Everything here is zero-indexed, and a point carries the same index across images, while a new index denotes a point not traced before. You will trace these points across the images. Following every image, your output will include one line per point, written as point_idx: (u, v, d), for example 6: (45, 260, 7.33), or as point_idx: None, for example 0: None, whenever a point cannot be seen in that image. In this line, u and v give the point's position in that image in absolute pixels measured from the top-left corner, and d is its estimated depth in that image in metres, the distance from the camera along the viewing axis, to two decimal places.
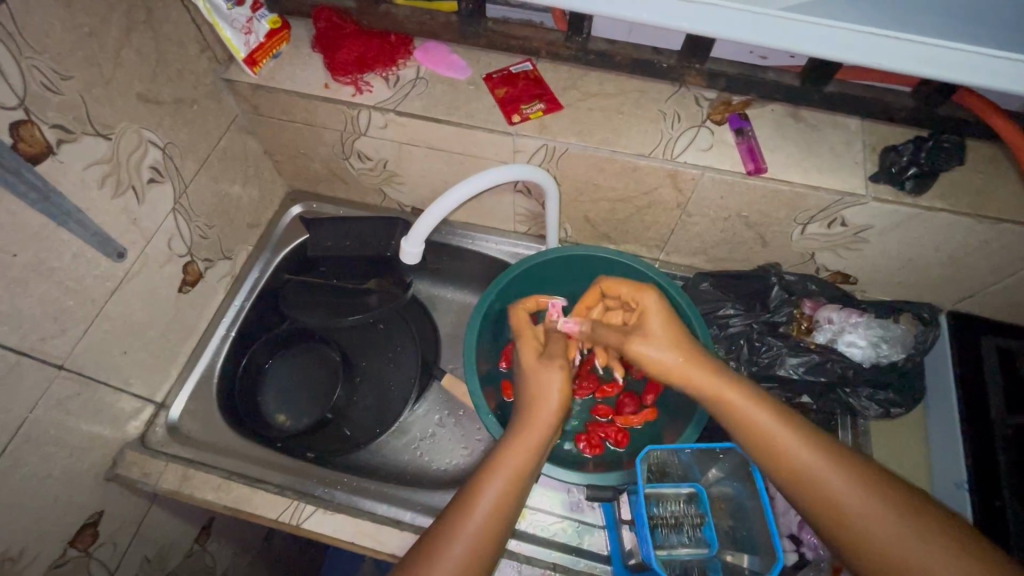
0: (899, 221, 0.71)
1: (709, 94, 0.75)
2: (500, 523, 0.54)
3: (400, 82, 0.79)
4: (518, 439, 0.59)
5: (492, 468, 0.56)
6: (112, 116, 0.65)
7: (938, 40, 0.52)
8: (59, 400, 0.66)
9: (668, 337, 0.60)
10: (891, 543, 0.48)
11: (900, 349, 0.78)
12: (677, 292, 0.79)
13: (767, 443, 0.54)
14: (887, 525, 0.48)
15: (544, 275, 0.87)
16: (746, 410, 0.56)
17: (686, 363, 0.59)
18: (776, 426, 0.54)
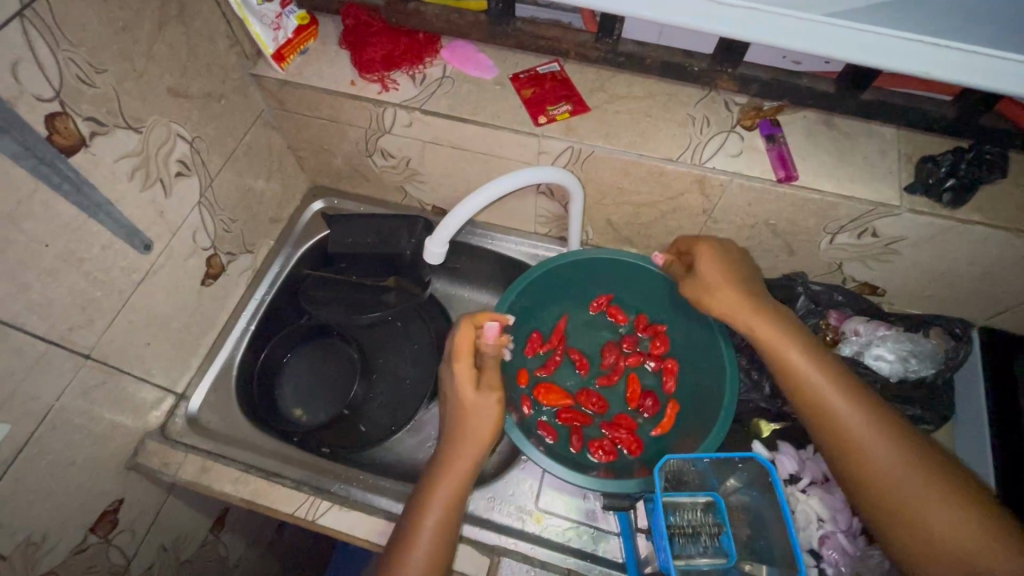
0: (933, 233, 0.69)
1: (739, 98, 0.74)
2: (448, 532, 0.62)
3: (427, 80, 0.79)
4: (452, 457, 0.65)
5: (434, 489, 0.64)
6: (142, 109, 0.65)
7: (991, 49, 0.50)
8: (85, 389, 0.67)
9: (739, 303, 0.65)
10: (915, 499, 0.57)
11: (930, 364, 0.76)
12: None
13: (814, 400, 0.62)
14: (917, 487, 0.57)
15: (563, 280, 0.87)
16: (797, 365, 0.63)
17: (757, 325, 0.64)
18: (834, 392, 0.61)
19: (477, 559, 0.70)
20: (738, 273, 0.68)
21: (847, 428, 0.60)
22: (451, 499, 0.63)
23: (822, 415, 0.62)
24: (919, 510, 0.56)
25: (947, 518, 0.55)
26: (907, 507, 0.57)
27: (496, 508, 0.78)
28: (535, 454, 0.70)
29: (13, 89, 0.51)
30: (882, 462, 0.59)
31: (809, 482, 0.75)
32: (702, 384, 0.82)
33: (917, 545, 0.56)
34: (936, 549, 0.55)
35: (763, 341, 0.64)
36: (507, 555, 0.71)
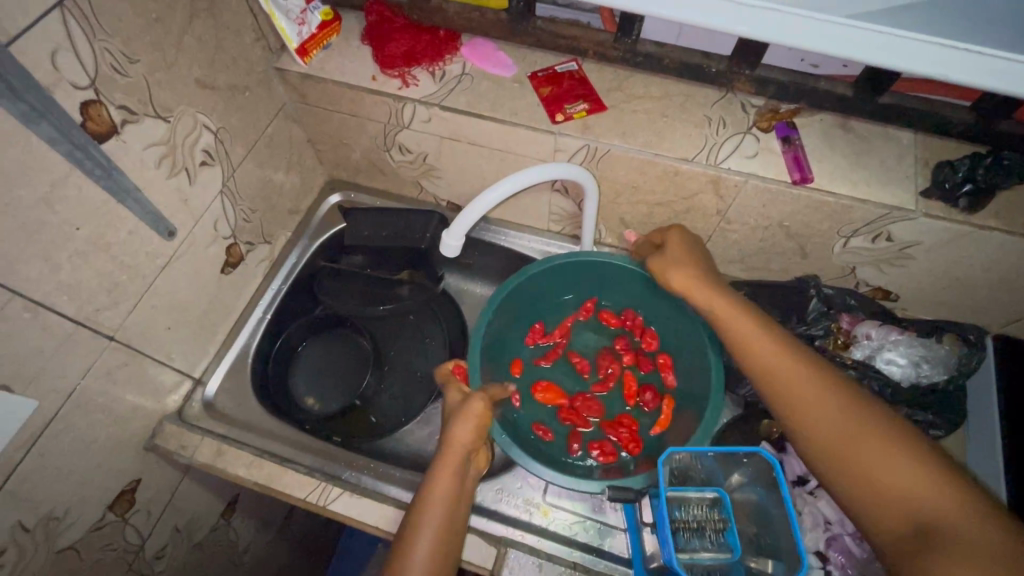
0: (948, 239, 0.69)
1: (756, 100, 0.74)
2: (440, 556, 0.61)
3: (446, 77, 0.80)
4: (439, 478, 0.65)
5: (423, 515, 0.63)
6: (171, 99, 0.67)
7: (1013, 54, 0.50)
8: (108, 369, 0.69)
9: (693, 278, 0.70)
10: (865, 455, 0.54)
11: (942, 370, 0.77)
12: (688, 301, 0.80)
13: (762, 362, 0.63)
14: (878, 447, 0.54)
15: (556, 279, 0.88)
16: (747, 329, 0.65)
17: (715, 303, 0.68)
18: (780, 355, 0.62)
19: (484, 550, 0.72)
20: (697, 256, 0.72)
21: (795, 388, 0.60)
22: (444, 519, 0.63)
23: (770, 378, 0.62)
24: (871, 466, 0.54)
25: (901, 472, 0.52)
26: (861, 466, 0.54)
27: (504, 499, 0.79)
28: (536, 466, 0.71)
29: (51, 76, 0.53)
30: (833, 425, 0.57)
31: (818, 484, 0.75)
32: (693, 383, 0.82)
33: (876, 504, 0.53)
34: (898, 509, 0.51)
35: (716, 308, 0.68)
36: (514, 546, 0.72)
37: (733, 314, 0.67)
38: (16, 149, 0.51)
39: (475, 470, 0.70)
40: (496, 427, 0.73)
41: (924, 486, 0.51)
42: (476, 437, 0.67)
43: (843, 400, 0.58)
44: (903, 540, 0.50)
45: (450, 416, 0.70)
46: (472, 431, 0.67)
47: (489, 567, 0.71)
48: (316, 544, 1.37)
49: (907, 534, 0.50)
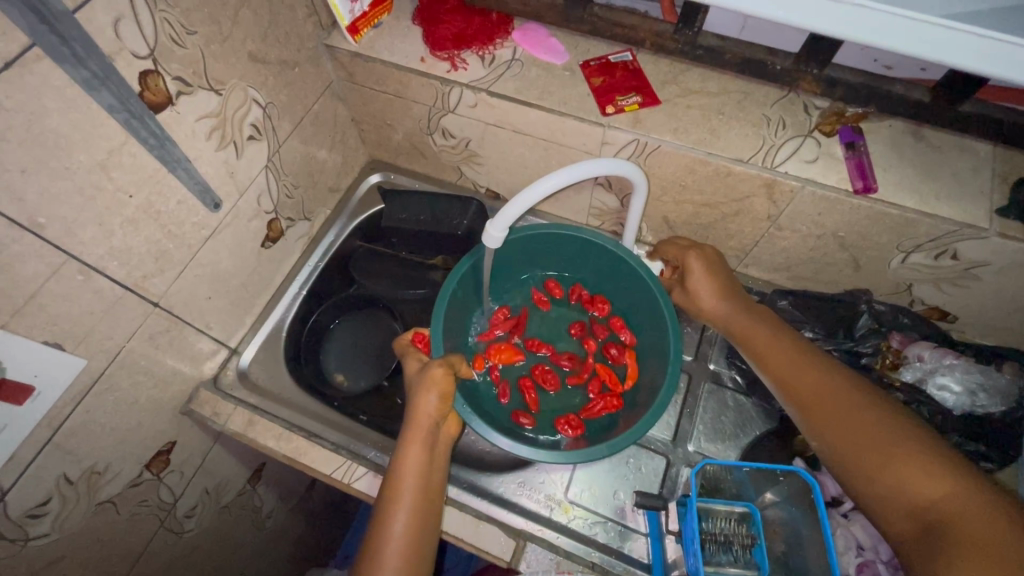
0: (1021, 261, 0.64)
1: (820, 102, 0.70)
2: (420, 527, 0.63)
3: (496, 62, 0.78)
4: (407, 451, 0.66)
5: (398, 488, 0.64)
6: (224, 72, 0.68)
7: None
8: (152, 334, 0.71)
9: (719, 297, 0.74)
10: (881, 457, 0.56)
11: (1001, 401, 0.71)
12: (642, 266, 0.80)
13: (779, 373, 0.67)
14: (891, 454, 0.56)
15: (523, 252, 0.87)
16: (769, 341, 0.69)
17: (737, 316, 0.72)
18: (798, 365, 0.66)
19: (503, 541, 0.72)
20: (723, 276, 0.75)
21: (809, 396, 0.63)
22: (418, 490, 0.64)
23: (787, 388, 0.65)
24: (885, 468, 0.56)
25: (911, 472, 0.54)
26: (876, 470, 0.56)
27: (524, 493, 0.78)
28: (492, 434, 0.70)
29: (114, 44, 0.53)
30: (849, 435, 0.59)
31: (852, 507, 0.73)
32: (649, 336, 0.83)
33: (887, 507, 0.55)
34: (911, 511, 0.53)
35: (740, 323, 0.72)
36: (532, 540, 0.72)
37: (753, 333, 0.70)
38: (75, 114, 0.52)
39: (446, 440, 0.71)
40: (457, 396, 0.71)
41: (937, 489, 0.52)
42: (440, 405, 0.69)
43: (858, 409, 0.60)
44: (914, 542, 0.52)
45: (412, 389, 0.71)
46: (439, 402, 0.69)
47: (506, 558, 0.71)
48: (334, 515, 1.41)
49: (917, 534, 0.52)
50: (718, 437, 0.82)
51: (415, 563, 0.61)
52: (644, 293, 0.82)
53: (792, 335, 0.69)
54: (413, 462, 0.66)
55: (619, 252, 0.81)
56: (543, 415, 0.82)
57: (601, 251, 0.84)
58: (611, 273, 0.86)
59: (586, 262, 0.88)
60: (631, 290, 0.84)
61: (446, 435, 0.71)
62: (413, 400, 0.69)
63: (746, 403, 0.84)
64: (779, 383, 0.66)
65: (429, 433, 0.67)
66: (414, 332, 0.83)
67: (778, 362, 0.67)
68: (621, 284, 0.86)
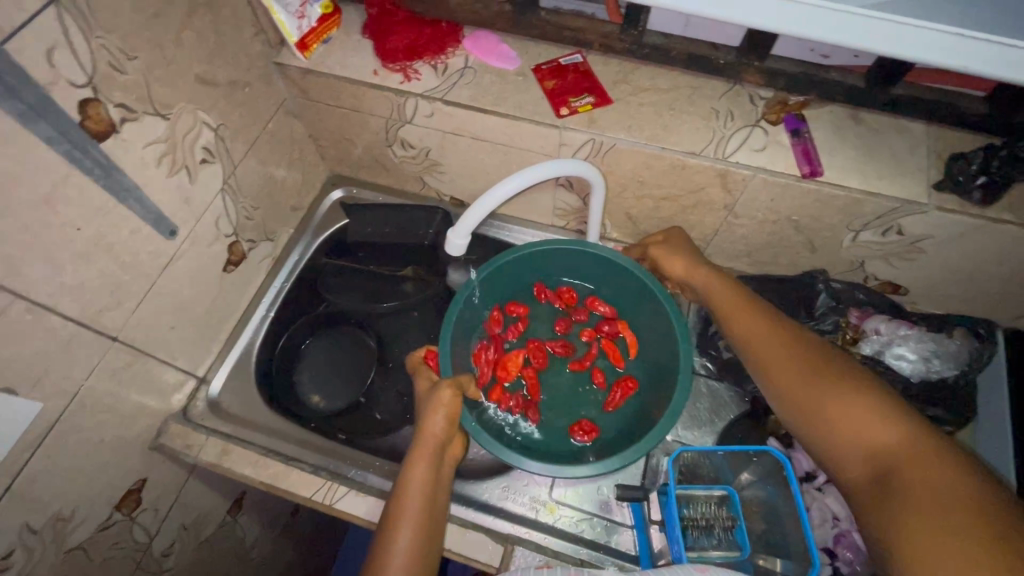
0: (961, 232, 0.68)
1: (764, 92, 0.73)
2: (426, 540, 0.62)
3: (449, 70, 0.79)
4: (414, 469, 0.65)
5: (403, 501, 0.64)
6: (170, 96, 0.66)
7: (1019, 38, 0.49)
8: (113, 370, 0.69)
9: (689, 269, 0.75)
10: (841, 410, 0.58)
11: (953, 365, 0.75)
12: (627, 262, 0.80)
13: (746, 336, 0.68)
14: (860, 413, 0.57)
15: (504, 269, 0.84)
16: (735, 305, 0.71)
17: (705, 285, 0.74)
18: (765, 328, 0.67)
19: (490, 547, 0.71)
20: (693, 251, 0.77)
21: (774, 355, 0.65)
22: (423, 509, 0.63)
23: (754, 350, 0.67)
24: (844, 419, 0.58)
25: (868, 422, 0.56)
26: (836, 422, 0.58)
27: (509, 497, 0.79)
28: (513, 454, 0.69)
29: (49, 75, 0.52)
30: (812, 391, 0.61)
31: (825, 480, 0.75)
32: (639, 311, 0.84)
33: (846, 459, 0.57)
34: (868, 461, 0.55)
35: (708, 291, 0.74)
36: (520, 544, 0.72)
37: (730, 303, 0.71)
38: (13, 149, 0.51)
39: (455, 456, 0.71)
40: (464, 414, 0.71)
41: (900, 446, 0.53)
42: (447, 427, 0.68)
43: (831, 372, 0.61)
44: (871, 490, 0.54)
45: (420, 410, 0.71)
46: (447, 416, 0.69)
47: (496, 564, 0.71)
48: (322, 539, 1.38)
49: (874, 483, 0.54)
50: (695, 424, 0.84)
51: None
52: (629, 280, 0.82)
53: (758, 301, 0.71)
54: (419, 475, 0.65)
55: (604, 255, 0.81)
56: (563, 420, 0.83)
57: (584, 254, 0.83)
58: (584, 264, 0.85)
59: (564, 261, 0.86)
60: (612, 278, 0.84)
61: (451, 459, 0.71)
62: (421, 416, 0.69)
63: (719, 388, 0.86)
64: (745, 346, 0.68)
65: (435, 454, 0.67)
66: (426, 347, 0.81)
67: (745, 326, 0.69)
68: (600, 274, 0.85)
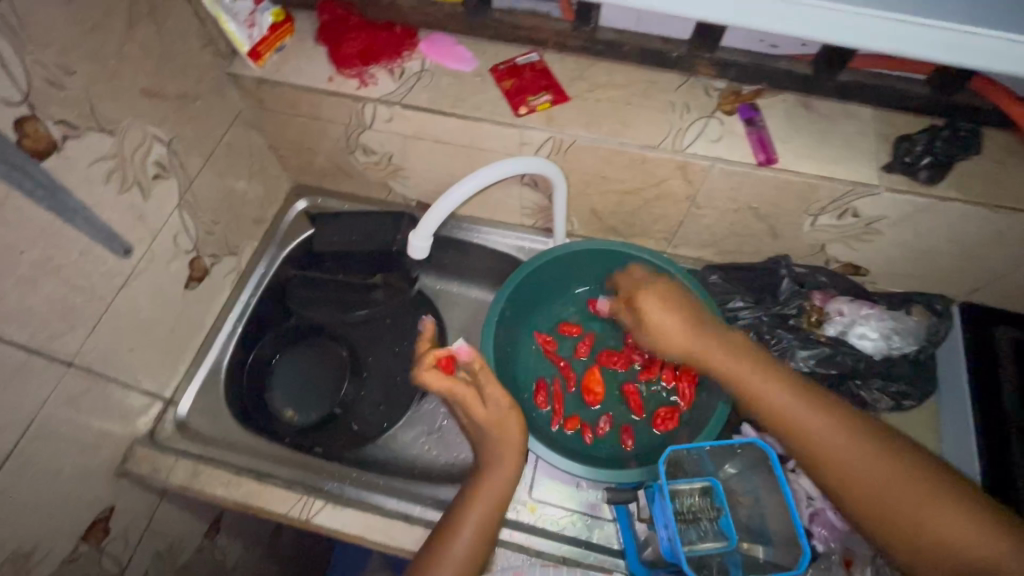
0: (912, 212, 0.70)
1: (718, 84, 0.74)
2: (486, 537, 0.64)
3: (406, 74, 0.78)
4: (499, 459, 0.69)
5: (479, 489, 0.67)
6: (116, 110, 0.64)
7: (945, 20, 0.51)
8: (69, 396, 0.66)
9: (697, 345, 0.69)
10: (900, 501, 0.56)
11: (913, 341, 0.77)
12: (656, 259, 0.82)
13: (781, 423, 0.63)
14: (856, 463, 0.59)
15: (537, 283, 0.88)
16: (755, 386, 0.65)
17: (717, 362, 0.68)
18: (796, 410, 0.62)
19: None
20: (691, 315, 0.71)
21: (813, 442, 0.61)
22: (491, 500, 0.66)
23: (794, 435, 0.62)
24: (906, 512, 0.55)
25: (933, 511, 0.54)
26: (894, 517, 0.56)
27: None
28: (545, 451, 0.73)
29: None
30: (865, 482, 0.58)
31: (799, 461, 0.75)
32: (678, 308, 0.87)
33: (920, 554, 0.54)
34: (944, 556, 0.53)
35: (721, 369, 0.68)
36: (503, 544, 0.72)
37: (710, 349, 0.68)
38: None
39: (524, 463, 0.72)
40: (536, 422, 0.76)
41: (890, 487, 0.57)
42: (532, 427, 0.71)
43: (818, 417, 0.62)
44: None
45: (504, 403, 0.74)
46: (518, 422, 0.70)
47: None
48: (309, 558, 1.35)
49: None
50: None
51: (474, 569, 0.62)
52: None
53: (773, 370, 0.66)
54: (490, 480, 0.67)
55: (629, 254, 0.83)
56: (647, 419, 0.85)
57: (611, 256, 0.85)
58: (616, 270, 0.88)
59: (594, 271, 0.89)
60: None
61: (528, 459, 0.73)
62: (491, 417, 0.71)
63: None
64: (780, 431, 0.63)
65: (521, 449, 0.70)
66: (434, 355, 0.73)
67: (776, 412, 0.63)
68: (633, 275, 0.88)
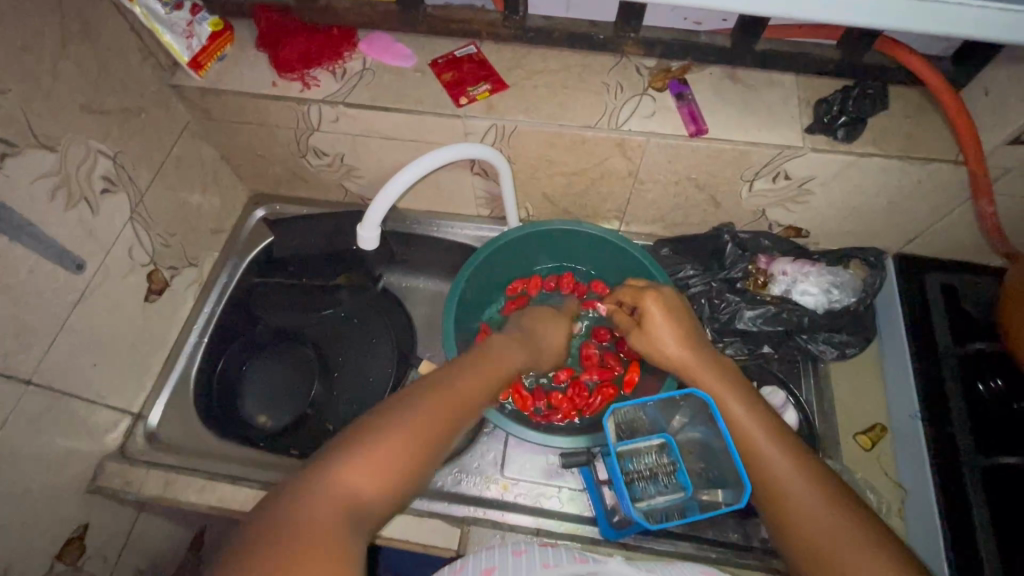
0: (838, 170, 0.73)
1: (648, 62, 0.77)
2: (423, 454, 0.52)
3: (347, 74, 0.80)
4: (467, 375, 0.60)
5: (439, 394, 0.56)
6: (55, 127, 0.65)
7: None
8: (30, 415, 0.67)
9: (680, 351, 0.69)
10: (827, 529, 0.52)
11: (851, 293, 0.82)
12: (609, 235, 0.85)
13: (735, 428, 0.62)
14: (790, 479, 0.56)
15: (499, 258, 0.89)
16: (727, 403, 0.64)
17: (693, 363, 0.68)
18: (753, 423, 0.61)
19: (445, 532, 0.71)
20: (685, 326, 0.70)
21: (756, 452, 0.59)
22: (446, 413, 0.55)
23: (741, 439, 0.61)
24: (823, 541, 0.52)
25: (851, 550, 0.50)
26: (809, 540, 0.53)
27: (464, 479, 0.80)
28: (515, 427, 0.75)
29: None
30: (791, 501, 0.55)
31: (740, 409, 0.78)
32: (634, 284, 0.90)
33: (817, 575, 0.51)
34: None
35: (698, 377, 0.67)
36: (476, 523, 0.73)
37: (692, 363, 0.68)
38: None
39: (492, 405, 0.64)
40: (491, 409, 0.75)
41: (817, 517, 0.53)
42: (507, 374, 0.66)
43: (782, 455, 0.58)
44: None
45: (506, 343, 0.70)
46: (505, 360, 0.67)
47: (453, 547, 0.70)
48: None
49: None
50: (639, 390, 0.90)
51: (391, 468, 0.49)
52: (619, 258, 0.89)
53: (755, 398, 0.65)
54: (456, 386, 0.58)
55: (586, 231, 0.86)
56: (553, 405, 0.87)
57: (568, 234, 0.88)
58: (575, 247, 0.91)
59: (555, 246, 0.91)
60: (603, 255, 0.90)
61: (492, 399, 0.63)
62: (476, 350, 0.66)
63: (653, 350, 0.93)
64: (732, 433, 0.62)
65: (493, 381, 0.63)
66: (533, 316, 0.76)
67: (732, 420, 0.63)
68: (590, 252, 0.91)
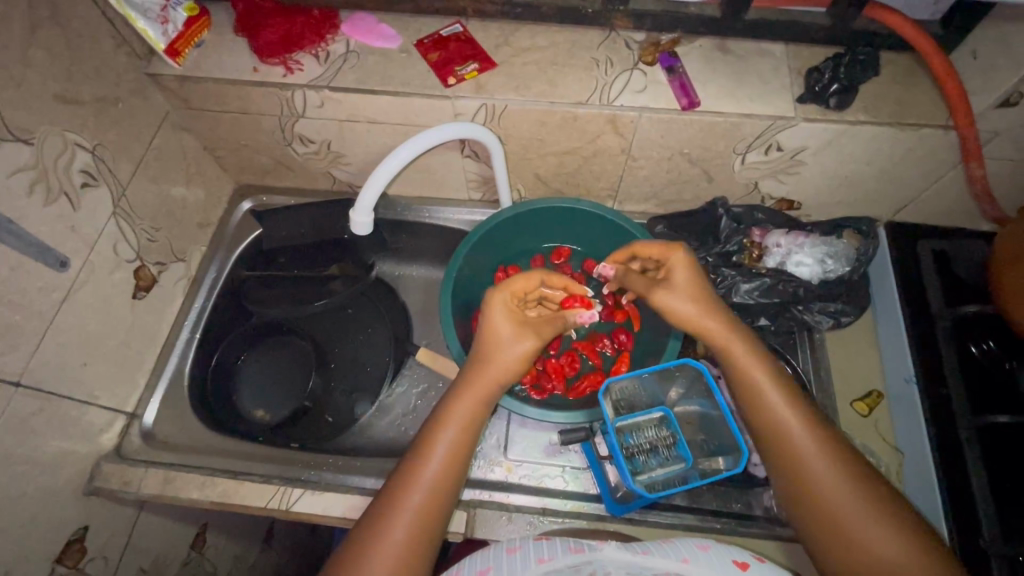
0: (830, 139, 0.73)
1: (638, 36, 0.76)
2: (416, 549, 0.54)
3: (331, 57, 0.78)
4: (436, 437, 0.58)
5: (411, 481, 0.56)
6: (29, 119, 0.62)
7: None
8: (21, 417, 0.65)
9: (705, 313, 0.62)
10: (850, 508, 0.53)
11: (846, 262, 0.82)
12: (604, 213, 0.85)
13: (761, 400, 0.59)
14: (814, 457, 0.55)
15: (494, 240, 0.89)
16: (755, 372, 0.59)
17: (719, 327, 0.62)
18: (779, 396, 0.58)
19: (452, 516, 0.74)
20: (706, 290, 0.65)
21: (784, 427, 0.57)
22: (424, 501, 0.56)
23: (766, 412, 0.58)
24: (844, 519, 0.53)
25: (875, 529, 0.52)
26: (832, 518, 0.53)
27: None
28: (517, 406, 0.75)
29: None
30: (817, 478, 0.55)
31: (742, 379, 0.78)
32: None
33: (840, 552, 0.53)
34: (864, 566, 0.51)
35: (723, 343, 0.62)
36: (481, 506, 0.74)
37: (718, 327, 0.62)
38: None
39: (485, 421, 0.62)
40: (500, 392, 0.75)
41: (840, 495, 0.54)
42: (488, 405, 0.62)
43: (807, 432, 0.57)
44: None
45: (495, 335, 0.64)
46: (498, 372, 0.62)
47: (461, 530, 0.73)
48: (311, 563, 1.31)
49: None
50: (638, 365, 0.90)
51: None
52: (614, 236, 0.88)
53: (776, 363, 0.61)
54: (422, 479, 0.56)
55: (580, 209, 0.86)
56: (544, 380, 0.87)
57: (562, 214, 0.87)
58: (571, 226, 0.90)
59: (549, 226, 0.91)
60: (600, 233, 0.89)
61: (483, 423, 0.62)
62: (447, 398, 0.61)
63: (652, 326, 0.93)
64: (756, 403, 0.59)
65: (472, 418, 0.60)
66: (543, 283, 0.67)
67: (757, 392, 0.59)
68: (586, 232, 0.90)
